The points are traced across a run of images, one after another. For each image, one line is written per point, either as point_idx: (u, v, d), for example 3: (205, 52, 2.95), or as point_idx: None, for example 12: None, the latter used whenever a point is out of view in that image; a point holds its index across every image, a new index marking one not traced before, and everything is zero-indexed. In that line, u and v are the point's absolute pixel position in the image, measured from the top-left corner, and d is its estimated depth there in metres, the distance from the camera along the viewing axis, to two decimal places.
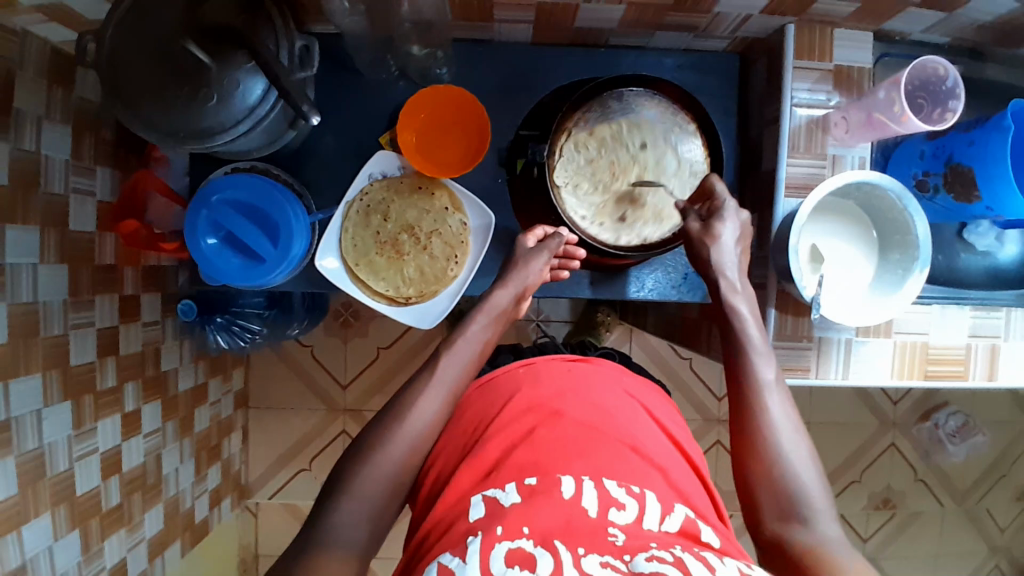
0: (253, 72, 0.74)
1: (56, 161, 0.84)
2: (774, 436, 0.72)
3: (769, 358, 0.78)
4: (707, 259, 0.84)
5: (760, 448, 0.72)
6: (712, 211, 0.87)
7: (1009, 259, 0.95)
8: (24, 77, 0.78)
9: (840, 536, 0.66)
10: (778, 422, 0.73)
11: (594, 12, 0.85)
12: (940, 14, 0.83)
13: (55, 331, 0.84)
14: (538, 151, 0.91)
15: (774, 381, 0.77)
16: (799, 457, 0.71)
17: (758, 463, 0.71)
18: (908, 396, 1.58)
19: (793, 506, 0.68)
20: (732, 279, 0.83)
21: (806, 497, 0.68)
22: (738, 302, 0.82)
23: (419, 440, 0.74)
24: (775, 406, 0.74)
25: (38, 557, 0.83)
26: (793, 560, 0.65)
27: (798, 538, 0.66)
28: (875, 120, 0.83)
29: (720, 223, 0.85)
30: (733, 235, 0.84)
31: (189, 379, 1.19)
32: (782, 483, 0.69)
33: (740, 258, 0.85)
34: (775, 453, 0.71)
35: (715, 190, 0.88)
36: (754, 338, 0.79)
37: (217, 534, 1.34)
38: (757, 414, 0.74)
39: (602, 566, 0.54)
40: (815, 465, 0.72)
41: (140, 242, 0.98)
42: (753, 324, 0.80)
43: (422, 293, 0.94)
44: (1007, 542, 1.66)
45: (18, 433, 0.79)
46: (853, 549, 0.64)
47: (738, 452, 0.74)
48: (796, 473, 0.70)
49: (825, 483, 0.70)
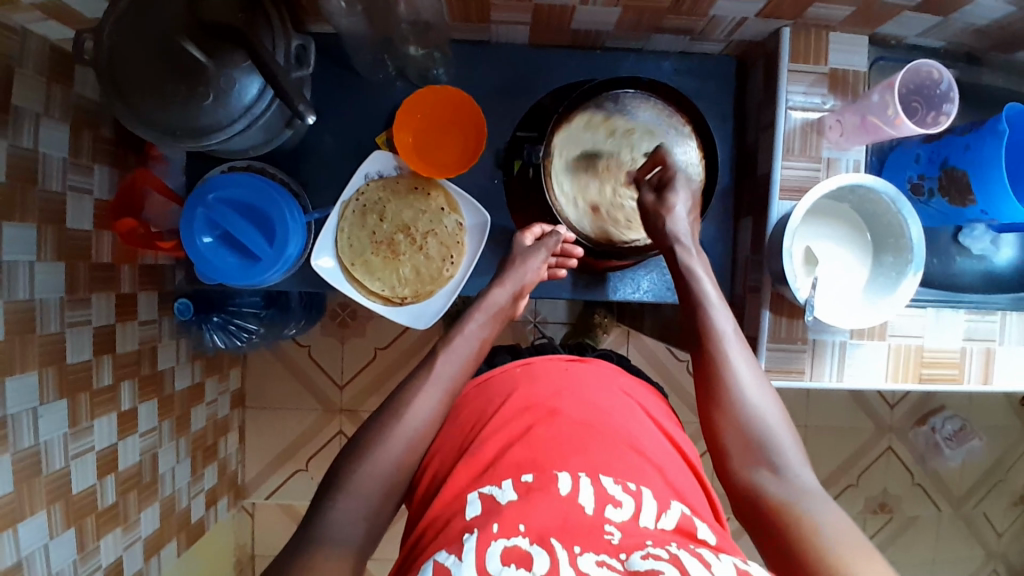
0: (249, 71, 0.75)
1: (54, 158, 0.84)
2: (735, 385, 0.74)
3: (726, 311, 0.80)
4: (663, 230, 0.87)
5: (722, 398, 0.74)
6: (664, 182, 0.90)
7: (1004, 263, 0.96)
8: (23, 74, 0.78)
9: (805, 473, 0.68)
10: (738, 370, 0.75)
11: (591, 14, 0.86)
12: (935, 18, 0.83)
13: (51, 329, 0.84)
14: (533, 152, 0.94)
15: (732, 331, 0.78)
16: (761, 403, 0.73)
17: (722, 413, 0.73)
18: (905, 401, 1.58)
19: (759, 452, 0.70)
20: (687, 244, 0.85)
21: (771, 441, 0.70)
22: (693, 263, 0.84)
23: (414, 438, 0.74)
24: (734, 355, 0.76)
25: (34, 555, 0.83)
26: (761, 502, 0.66)
27: (765, 480, 0.68)
28: (868, 123, 0.83)
29: (671, 194, 0.88)
30: (686, 206, 0.88)
31: (185, 378, 1.19)
32: (745, 429, 0.71)
33: (694, 227, 0.88)
34: (737, 403, 0.73)
35: (666, 160, 0.91)
36: (711, 293, 0.81)
37: (212, 533, 1.34)
38: (718, 366, 0.75)
39: (598, 565, 0.55)
40: (778, 408, 0.73)
41: (138, 241, 0.97)
42: (707, 281, 0.82)
43: (417, 293, 0.95)
44: (1003, 547, 1.66)
45: (14, 431, 0.79)
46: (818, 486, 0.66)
47: (704, 404, 0.76)
48: (760, 419, 0.72)
49: (788, 423, 0.72)
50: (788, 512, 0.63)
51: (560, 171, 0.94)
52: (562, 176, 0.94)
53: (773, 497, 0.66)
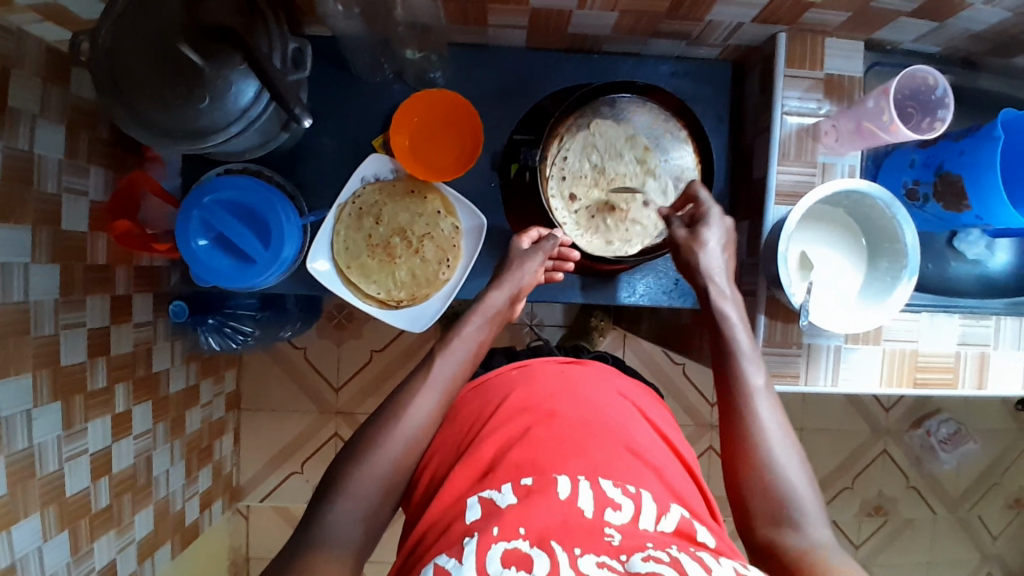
0: (246, 74, 0.74)
1: (50, 160, 0.84)
2: (765, 442, 0.71)
3: (758, 364, 0.78)
4: (694, 265, 0.85)
5: (750, 453, 0.71)
6: (697, 217, 0.88)
7: (999, 267, 0.96)
8: (20, 75, 0.78)
9: (831, 541, 0.65)
10: (768, 425, 0.73)
11: (589, 18, 0.86)
12: (931, 24, 0.83)
13: (46, 331, 0.84)
14: (530, 156, 0.95)
15: (764, 385, 0.76)
16: (791, 464, 0.70)
17: (748, 469, 0.70)
18: (900, 404, 1.59)
19: (786, 514, 0.67)
20: (720, 285, 0.84)
21: (798, 504, 0.67)
22: (725, 307, 0.82)
23: (411, 442, 0.74)
24: (765, 412, 0.74)
25: (28, 557, 0.83)
26: (784, 564, 0.64)
27: (790, 546, 0.65)
28: (864, 129, 0.83)
29: (705, 229, 0.86)
30: (719, 240, 0.85)
31: (180, 380, 1.19)
32: (772, 488, 0.69)
33: (728, 264, 0.86)
34: (766, 459, 0.70)
35: (699, 196, 0.89)
36: (743, 343, 0.79)
37: (207, 535, 1.34)
38: (747, 417, 0.73)
39: (599, 566, 0.54)
40: (806, 470, 0.71)
41: (134, 242, 0.97)
42: (741, 328, 0.80)
43: (413, 296, 0.94)
44: (998, 549, 1.66)
45: (8, 433, 0.79)
46: (846, 556, 0.63)
47: (729, 458, 0.73)
48: (788, 480, 0.69)
49: (816, 487, 0.69)
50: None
51: (569, 150, 0.93)
52: (567, 156, 0.93)
53: (800, 564, 0.63)
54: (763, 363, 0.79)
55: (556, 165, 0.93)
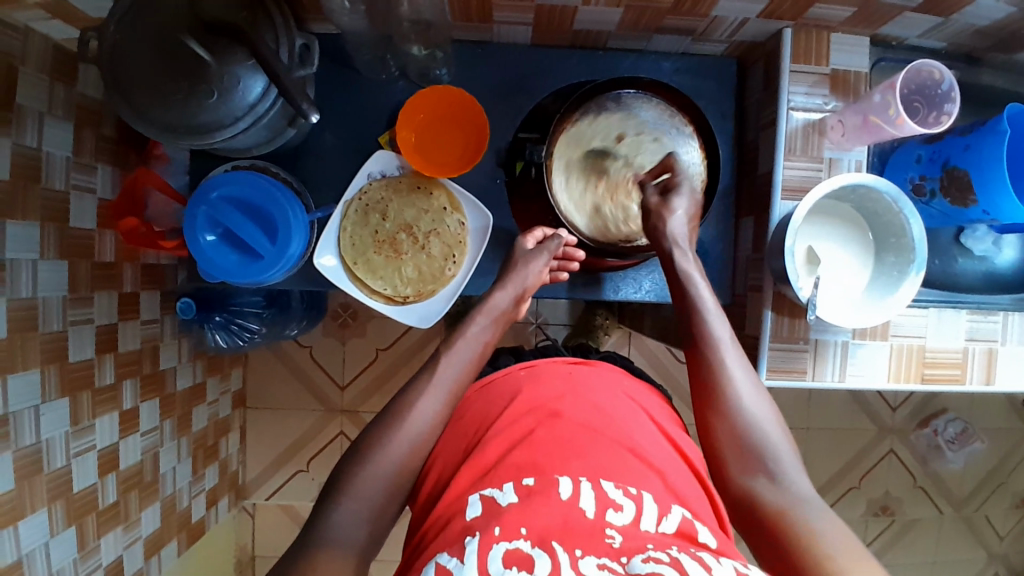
0: (253, 69, 0.74)
1: (57, 157, 0.84)
2: (733, 391, 0.76)
3: (723, 317, 0.82)
4: (661, 231, 0.88)
5: (720, 403, 0.76)
6: (670, 187, 0.91)
7: (1006, 263, 0.96)
8: (27, 72, 0.78)
9: (802, 483, 0.70)
10: (737, 377, 0.77)
11: (593, 14, 0.86)
12: (936, 18, 0.83)
13: (55, 327, 0.85)
14: (535, 151, 0.91)
15: (730, 337, 0.81)
16: (760, 412, 0.75)
17: (720, 419, 0.75)
18: (906, 403, 1.58)
19: (757, 459, 0.72)
20: (684, 248, 0.87)
21: (768, 449, 0.72)
22: (689, 267, 0.86)
23: (417, 438, 0.74)
24: (731, 361, 0.78)
25: (35, 553, 0.83)
26: (759, 507, 0.69)
27: (762, 486, 0.70)
28: (870, 123, 0.83)
29: (676, 198, 0.89)
30: (688, 210, 0.89)
31: (186, 377, 1.19)
32: (746, 438, 0.73)
33: (691, 231, 0.89)
34: (735, 408, 0.75)
35: (675, 166, 0.92)
36: (708, 300, 0.83)
37: (213, 534, 1.34)
38: (715, 371, 0.78)
39: (598, 568, 0.54)
40: (774, 414, 0.76)
41: (140, 240, 0.97)
42: (705, 287, 0.84)
43: (419, 292, 0.95)
44: (1006, 550, 1.65)
45: (16, 428, 0.79)
46: (816, 496, 0.68)
47: (702, 408, 0.78)
48: (757, 425, 0.74)
49: (785, 434, 0.75)
50: (787, 515, 0.66)
51: (625, 126, 0.94)
52: (617, 131, 0.94)
53: (772, 503, 0.68)
54: (727, 318, 0.83)
55: (597, 126, 0.94)
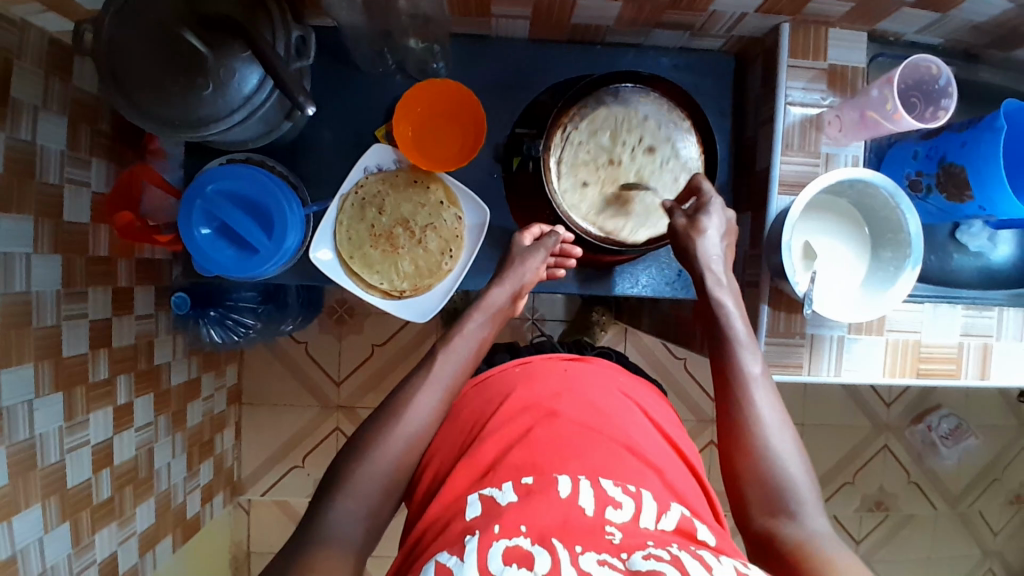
0: (249, 62, 0.74)
1: (52, 151, 0.84)
2: (761, 429, 0.73)
3: (754, 349, 0.79)
4: (693, 251, 0.85)
5: (746, 440, 0.72)
6: (699, 208, 0.88)
7: (1002, 259, 0.96)
8: (22, 65, 0.78)
9: (828, 530, 0.66)
10: (765, 414, 0.74)
11: (592, 9, 0.86)
12: (934, 15, 0.83)
13: (48, 322, 0.84)
14: (532, 147, 0.93)
15: (760, 372, 0.77)
16: (788, 452, 0.71)
17: (745, 457, 0.72)
18: (901, 399, 1.59)
19: (780, 501, 0.68)
20: (718, 273, 0.84)
21: (794, 491, 0.69)
22: (723, 296, 0.83)
23: (415, 435, 0.74)
24: (761, 396, 0.75)
25: (29, 548, 0.82)
26: (781, 551, 0.65)
27: (785, 529, 0.67)
28: (868, 119, 0.83)
29: (706, 218, 0.86)
30: (719, 229, 0.86)
31: (181, 373, 1.19)
32: (771, 478, 0.70)
33: (725, 253, 0.86)
34: (762, 446, 0.72)
35: (701, 188, 0.89)
36: (738, 330, 0.80)
37: (208, 530, 1.34)
38: (743, 406, 0.74)
39: (599, 564, 0.54)
40: (801, 455, 0.72)
41: (136, 235, 0.95)
42: (737, 316, 0.81)
43: (416, 286, 0.94)
44: (998, 545, 1.66)
45: (10, 423, 0.79)
46: (843, 545, 0.64)
47: (725, 443, 0.75)
48: (783, 466, 0.70)
49: (813, 478, 0.71)
50: (811, 565, 0.62)
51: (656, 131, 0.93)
52: (651, 142, 0.93)
53: (796, 548, 0.64)
54: (759, 350, 0.80)
55: (637, 126, 0.92)
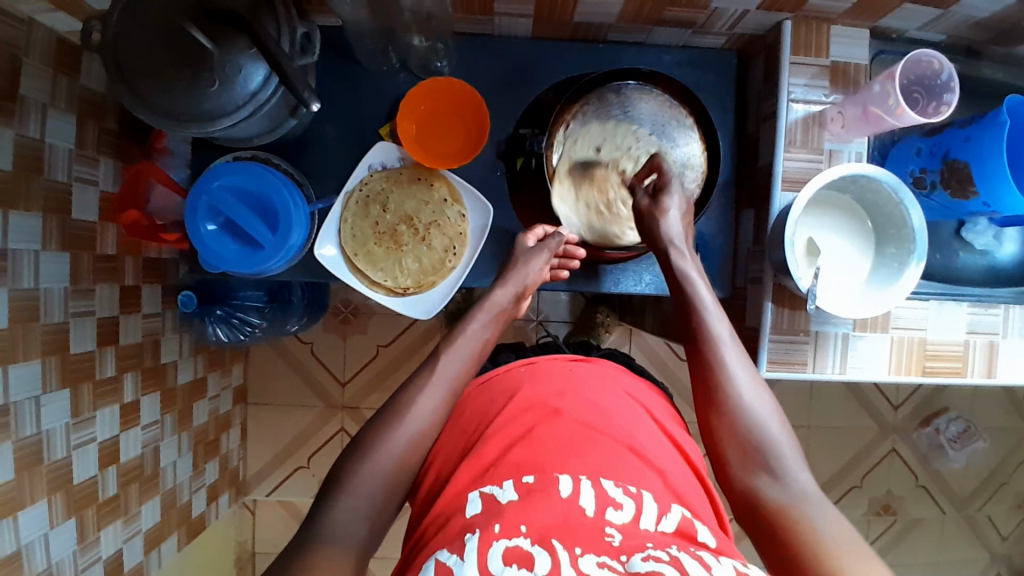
0: (255, 58, 0.75)
1: (60, 148, 0.85)
2: (734, 390, 0.75)
3: (722, 315, 0.81)
4: (654, 232, 0.87)
5: (718, 400, 0.75)
6: (659, 187, 0.90)
7: (1008, 257, 0.96)
8: (30, 63, 0.79)
9: (806, 480, 0.69)
10: (736, 375, 0.76)
11: (593, 6, 0.86)
12: (935, 10, 0.83)
13: (56, 318, 0.85)
14: (536, 143, 0.97)
15: (728, 334, 0.80)
16: (761, 409, 0.74)
17: (722, 417, 0.75)
18: (908, 401, 1.58)
19: (758, 458, 0.71)
20: (681, 248, 0.86)
21: (770, 447, 0.72)
22: (687, 267, 0.85)
23: (417, 430, 0.74)
24: (730, 358, 0.77)
25: (34, 543, 0.83)
26: (763, 509, 0.68)
27: (765, 486, 0.69)
28: (870, 114, 0.83)
29: (667, 198, 0.88)
30: (680, 210, 0.88)
31: (187, 372, 1.20)
32: (747, 437, 0.73)
33: (688, 232, 0.88)
34: (737, 408, 0.74)
35: (663, 167, 0.90)
36: (707, 299, 0.82)
37: (214, 529, 1.34)
38: (715, 372, 0.77)
39: (599, 566, 0.54)
40: (773, 407, 0.75)
41: (142, 233, 0.98)
42: (702, 284, 0.84)
43: (420, 283, 0.95)
44: (1008, 550, 1.65)
45: (16, 418, 0.79)
46: (821, 495, 0.67)
47: (703, 408, 0.77)
48: (759, 424, 0.73)
49: (788, 429, 0.74)
50: (791, 517, 0.65)
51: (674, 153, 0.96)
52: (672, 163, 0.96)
53: (775, 500, 0.68)
54: (725, 314, 0.82)
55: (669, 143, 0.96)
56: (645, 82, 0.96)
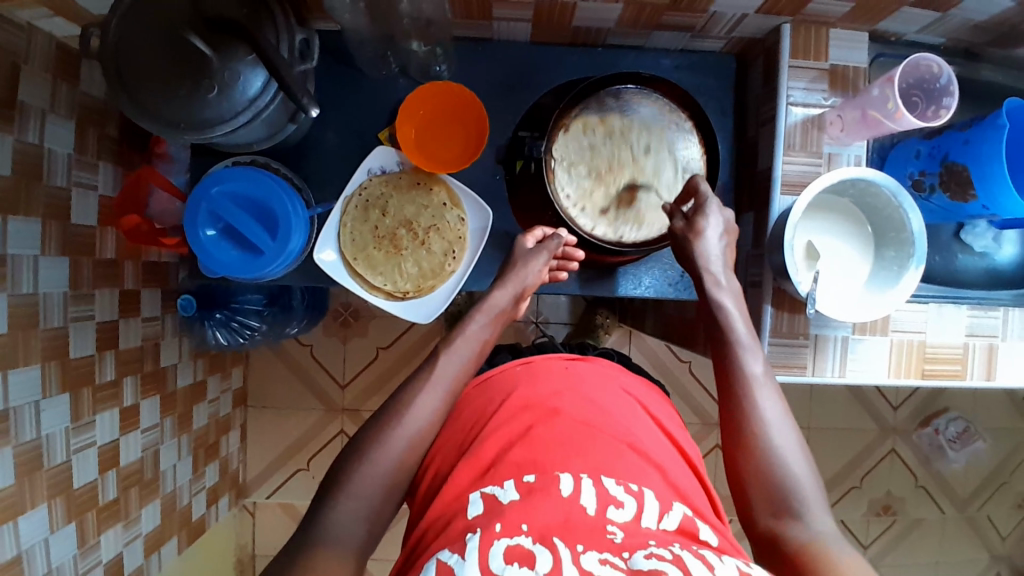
0: (253, 64, 0.74)
1: (60, 154, 0.85)
2: (764, 429, 0.73)
3: (756, 350, 0.80)
4: (690, 252, 0.86)
5: (745, 436, 0.74)
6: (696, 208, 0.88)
7: (1007, 259, 0.96)
8: (30, 70, 0.79)
9: (833, 529, 0.66)
10: (767, 415, 0.75)
11: (592, 11, 0.86)
12: (934, 14, 0.83)
13: (55, 323, 0.85)
14: (535, 146, 0.94)
15: (762, 372, 0.78)
16: (791, 451, 0.72)
17: (747, 456, 0.73)
18: (908, 402, 1.58)
19: (782, 501, 0.69)
20: (716, 273, 0.85)
21: (798, 491, 0.69)
22: (722, 297, 0.84)
23: (417, 436, 0.74)
24: (763, 396, 0.76)
25: (35, 548, 0.83)
26: (784, 552, 0.65)
27: (789, 529, 0.67)
28: (869, 117, 0.84)
29: (704, 219, 0.87)
30: (717, 230, 0.87)
31: (188, 376, 1.20)
32: (773, 478, 0.70)
33: (724, 254, 0.87)
34: (765, 447, 0.72)
35: (700, 189, 0.89)
36: (741, 332, 0.81)
37: (214, 531, 1.34)
38: (746, 408, 0.75)
39: (601, 563, 0.54)
40: (803, 451, 0.73)
41: (141, 238, 0.96)
42: (738, 317, 0.82)
43: (419, 288, 0.95)
44: (1008, 549, 1.65)
45: (16, 424, 0.79)
46: (848, 544, 0.64)
47: (729, 446, 0.75)
48: (786, 465, 0.71)
49: (817, 476, 0.71)
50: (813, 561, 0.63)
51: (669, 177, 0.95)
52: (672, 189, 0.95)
53: (798, 544, 0.65)
54: (762, 352, 0.81)
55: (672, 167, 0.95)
56: (644, 87, 0.95)
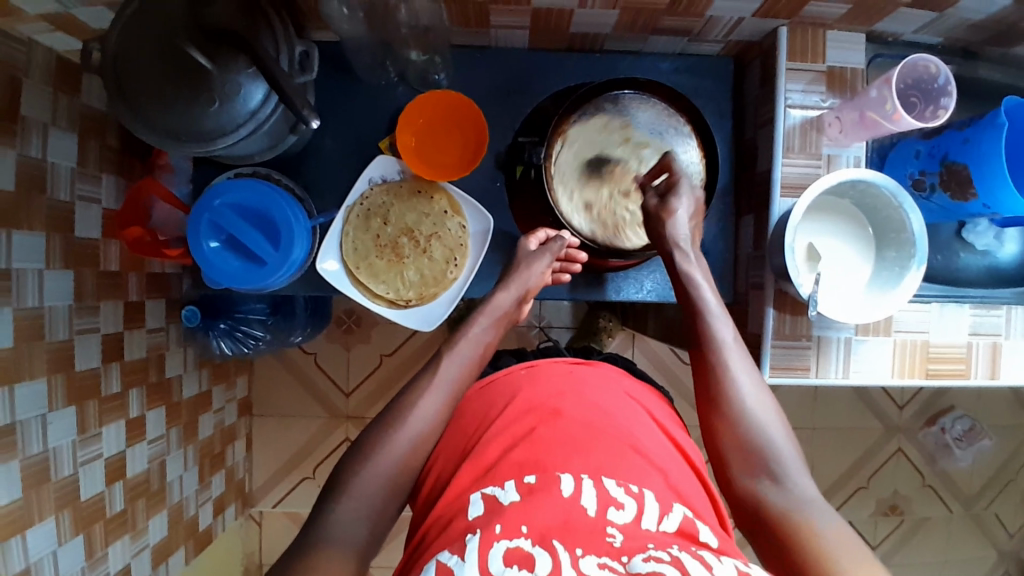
0: (254, 77, 0.75)
1: (62, 168, 0.85)
2: (737, 394, 0.75)
3: (726, 318, 0.81)
4: (661, 232, 0.87)
5: (720, 402, 0.75)
6: (670, 187, 0.89)
7: (1009, 257, 0.96)
8: (31, 84, 0.80)
9: (808, 486, 0.69)
10: (740, 381, 0.76)
11: (589, 17, 0.87)
12: (931, 14, 0.83)
13: (60, 336, 0.85)
14: (534, 154, 0.95)
15: (732, 338, 0.80)
16: (765, 415, 0.74)
17: (723, 422, 0.74)
18: (913, 401, 1.57)
19: (760, 464, 0.71)
20: (686, 250, 0.86)
21: (773, 454, 0.71)
22: (692, 270, 0.85)
23: (421, 442, 0.74)
24: (735, 362, 0.77)
25: (43, 560, 0.83)
26: (764, 514, 0.68)
27: (766, 491, 0.69)
28: (867, 119, 0.84)
29: (675, 199, 0.88)
30: (688, 212, 0.87)
31: (192, 386, 1.20)
32: (749, 442, 0.72)
33: (694, 233, 0.88)
34: (740, 413, 0.74)
35: (672, 167, 0.90)
36: (710, 302, 0.82)
37: (221, 541, 1.35)
38: (719, 376, 0.77)
39: (599, 567, 0.55)
40: (776, 412, 0.75)
41: (146, 249, 0.96)
42: (707, 288, 0.83)
43: (421, 295, 0.95)
44: (1016, 547, 1.64)
45: (23, 437, 0.80)
46: (824, 504, 0.66)
47: (705, 411, 0.77)
48: (761, 429, 0.73)
49: (791, 435, 0.74)
50: (792, 521, 0.65)
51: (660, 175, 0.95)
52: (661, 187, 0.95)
53: (776, 507, 0.67)
54: (732, 318, 0.82)
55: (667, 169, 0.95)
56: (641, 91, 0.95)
